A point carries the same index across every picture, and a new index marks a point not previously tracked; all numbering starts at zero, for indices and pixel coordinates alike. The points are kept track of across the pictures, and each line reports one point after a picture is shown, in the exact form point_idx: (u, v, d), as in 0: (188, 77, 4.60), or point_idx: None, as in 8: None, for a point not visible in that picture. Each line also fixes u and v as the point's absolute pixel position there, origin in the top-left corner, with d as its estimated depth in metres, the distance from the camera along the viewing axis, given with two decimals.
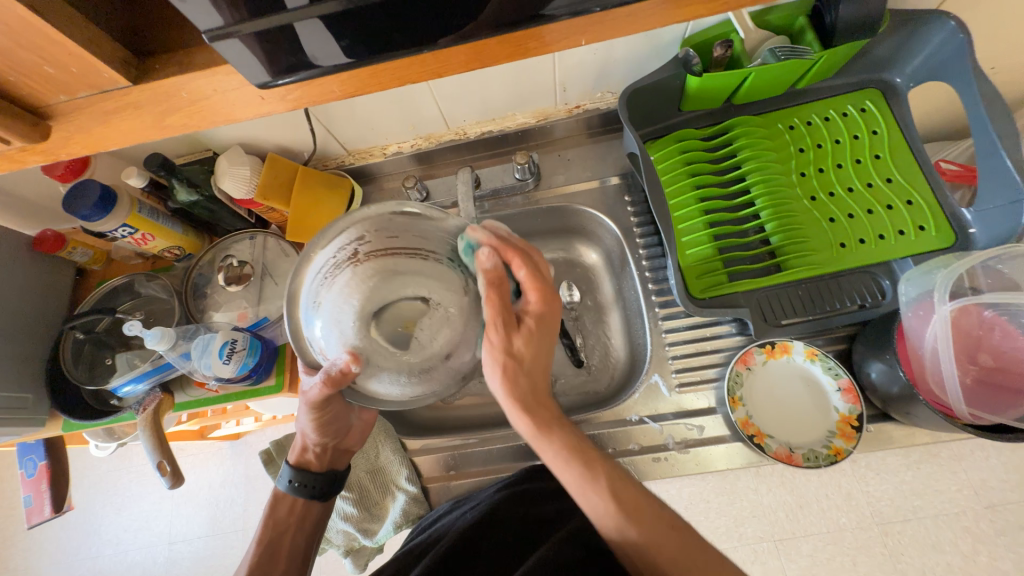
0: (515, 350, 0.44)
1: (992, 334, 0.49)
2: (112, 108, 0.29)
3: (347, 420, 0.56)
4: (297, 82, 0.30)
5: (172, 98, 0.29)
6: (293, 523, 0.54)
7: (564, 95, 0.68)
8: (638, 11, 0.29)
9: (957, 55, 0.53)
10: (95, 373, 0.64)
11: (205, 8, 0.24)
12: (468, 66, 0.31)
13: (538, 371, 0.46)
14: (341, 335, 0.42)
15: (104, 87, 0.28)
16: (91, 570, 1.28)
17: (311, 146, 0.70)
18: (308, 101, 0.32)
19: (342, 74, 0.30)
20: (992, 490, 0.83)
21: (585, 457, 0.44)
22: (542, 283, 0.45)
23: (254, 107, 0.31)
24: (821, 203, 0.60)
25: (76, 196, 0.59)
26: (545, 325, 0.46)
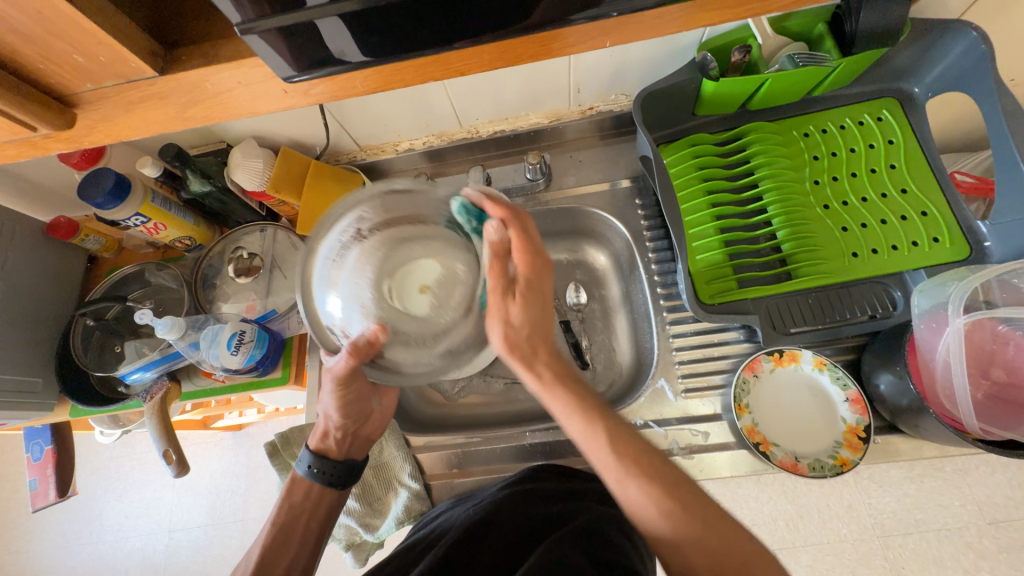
0: (512, 317, 0.46)
1: (1006, 348, 0.48)
2: (136, 98, 0.29)
3: (368, 405, 0.57)
4: (319, 77, 0.30)
5: (196, 89, 0.29)
6: (307, 508, 0.54)
7: (577, 96, 0.68)
8: (662, 18, 0.29)
9: (978, 67, 0.53)
10: (103, 360, 0.65)
11: (235, 1, 0.24)
12: (489, 66, 0.31)
13: (538, 328, 0.47)
14: (363, 307, 0.44)
15: (129, 77, 0.28)
16: (91, 555, 1.29)
17: (324, 141, 0.70)
18: (330, 96, 0.32)
19: (365, 69, 0.30)
20: (998, 507, 0.82)
21: (580, 406, 0.45)
22: (534, 245, 0.47)
23: (276, 100, 0.31)
24: (833, 211, 0.59)
25: (91, 184, 0.59)
26: (540, 286, 0.47)
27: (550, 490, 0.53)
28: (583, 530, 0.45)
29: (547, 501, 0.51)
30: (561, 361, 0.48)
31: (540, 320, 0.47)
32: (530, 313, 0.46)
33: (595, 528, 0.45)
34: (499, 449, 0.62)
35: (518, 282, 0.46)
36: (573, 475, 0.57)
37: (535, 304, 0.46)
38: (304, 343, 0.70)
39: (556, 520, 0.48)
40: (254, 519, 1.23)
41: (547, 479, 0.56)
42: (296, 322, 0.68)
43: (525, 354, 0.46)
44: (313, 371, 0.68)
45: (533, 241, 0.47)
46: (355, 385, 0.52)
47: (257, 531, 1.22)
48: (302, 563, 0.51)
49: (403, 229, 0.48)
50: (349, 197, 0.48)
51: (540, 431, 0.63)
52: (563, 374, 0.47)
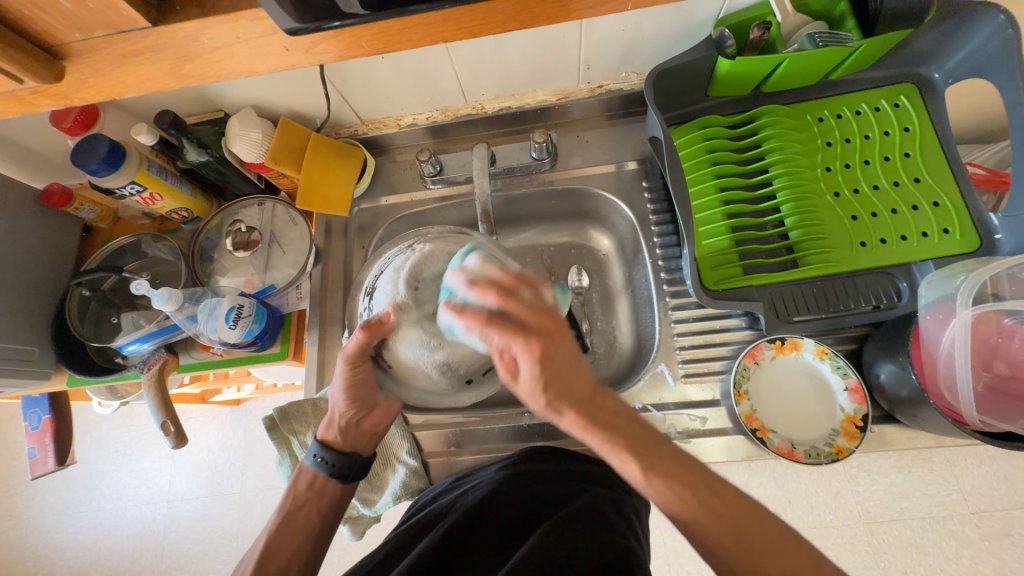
0: (528, 398, 0.40)
1: (1011, 342, 0.48)
2: (128, 50, 0.28)
3: (374, 398, 0.54)
4: (323, 32, 0.28)
5: (191, 43, 0.28)
6: (310, 498, 0.54)
7: (587, 73, 0.65)
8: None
9: (1001, 52, 0.51)
10: (100, 330, 0.64)
11: None
12: (504, 27, 0.30)
13: (565, 389, 0.39)
14: (390, 290, 0.47)
15: (120, 27, 0.27)
16: (91, 523, 1.31)
17: (324, 112, 0.68)
18: (333, 56, 0.30)
19: (369, 26, 0.29)
20: (982, 497, 0.84)
21: (615, 446, 0.40)
22: (533, 331, 0.38)
23: (276, 59, 0.30)
24: (844, 199, 0.58)
25: (84, 149, 0.58)
26: (555, 354, 0.39)
27: (549, 470, 0.53)
28: (580, 513, 0.45)
29: (544, 484, 0.51)
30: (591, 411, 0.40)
31: (573, 383, 0.40)
32: (548, 388, 0.39)
33: (592, 513, 0.46)
34: (498, 429, 0.62)
35: (525, 374, 0.38)
36: (571, 455, 0.57)
37: (552, 382, 0.39)
38: (303, 320, 0.70)
39: (554, 503, 0.49)
40: (252, 491, 1.25)
41: (548, 459, 0.56)
42: (295, 299, 0.68)
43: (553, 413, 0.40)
44: (312, 348, 0.68)
45: (525, 322, 0.38)
46: (368, 367, 0.50)
47: (255, 504, 1.24)
48: (300, 557, 0.52)
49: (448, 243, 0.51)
50: (425, 229, 0.56)
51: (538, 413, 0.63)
52: (591, 420, 0.40)
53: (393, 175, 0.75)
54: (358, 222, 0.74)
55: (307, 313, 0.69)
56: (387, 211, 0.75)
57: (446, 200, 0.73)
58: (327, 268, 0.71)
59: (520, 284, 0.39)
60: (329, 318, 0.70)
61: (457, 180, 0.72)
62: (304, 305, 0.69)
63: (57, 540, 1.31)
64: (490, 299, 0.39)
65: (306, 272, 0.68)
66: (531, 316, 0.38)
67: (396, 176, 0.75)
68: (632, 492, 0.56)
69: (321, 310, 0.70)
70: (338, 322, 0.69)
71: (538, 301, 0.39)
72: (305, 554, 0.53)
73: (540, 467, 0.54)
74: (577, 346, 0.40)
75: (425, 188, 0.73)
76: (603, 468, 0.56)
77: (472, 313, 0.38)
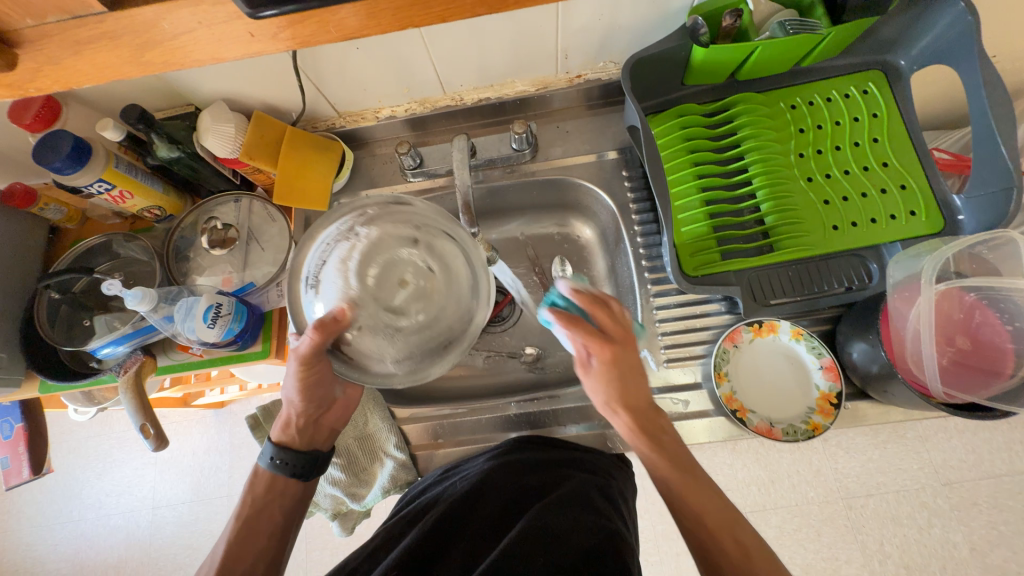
0: (594, 392, 0.46)
1: (972, 317, 0.51)
2: (85, 38, 0.27)
3: (332, 393, 0.54)
4: (288, 13, 0.27)
5: (152, 29, 0.27)
6: (267, 497, 0.52)
7: (565, 63, 0.66)
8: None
9: (962, 38, 0.53)
10: (72, 334, 0.62)
11: None
12: (474, 12, 0.29)
13: (628, 400, 0.46)
14: (341, 284, 0.43)
15: (74, 12, 0.26)
16: (73, 534, 1.27)
17: (300, 106, 0.67)
18: (302, 43, 0.30)
19: (335, 10, 0.28)
20: (952, 469, 0.88)
21: (662, 465, 0.45)
22: (614, 342, 0.44)
23: (243, 45, 0.29)
24: (817, 184, 0.60)
25: (47, 147, 0.55)
26: (621, 371, 0.45)
27: (533, 460, 0.54)
28: (565, 500, 0.46)
29: (529, 472, 0.52)
30: (648, 435, 0.46)
31: (635, 393, 0.46)
32: (612, 392, 0.45)
33: (577, 498, 0.47)
34: (485, 419, 0.63)
35: (594, 372, 0.45)
36: (555, 444, 0.58)
37: (614, 384, 0.45)
38: (285, 317, 0.68)
39: (540, 490, 0.49)
40: (240, 494, 1.23)
41: (532, 449, 0.56)
42: (275, 296, 0.66)
43: (612, 410, 0.47)
44: None
45: (613, 333, 0.44)
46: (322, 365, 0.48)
47: None
48: (266, 557, 0.50)
49: (393, 224, 0.46)
50: (359, 200, 0.48)
51: (525, 402, 0.64)
52: (642, 429, 0.46)
53: (373, 168, 0.74)
54: None
55: (289, 311, 0.68)
56: None
57: (427, 193, 0.73)
58: None
59: (612, 301, 0.46)
60: None
61: (437, 173, 0.71)
62: (285, 303, 0.67)
63: (37, 553, 1.27)
64: (592, 305, 0.45)
65: (287, 269, 0.67)
66: (619, 329, 0.45)
67: (376, 170, 0.74)
68: (619, 476, 0.56)
69: None
70: None
71: (621, 321, 0.46)
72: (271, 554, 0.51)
73: (526, 458, 0.54)
74: (636, 356, 0.46)
75: (406, 181, 0.73)
76: (587, 454, 0.57)
77: (566, 320, 0.44)
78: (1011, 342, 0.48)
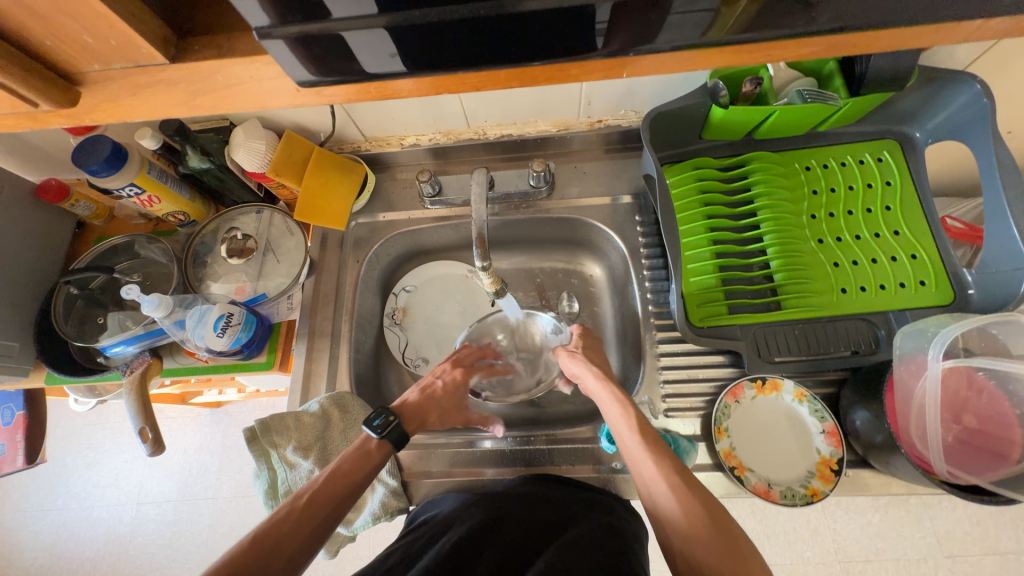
0: (571, 360, 0.60)
1: (980, 397, 0.50)
2: (144, 83, 0.29)
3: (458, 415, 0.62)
4: (328, 83, 0.28)
5: (207, 80, 0.28)
6: (346, 490, 0.48)
7: (587, 108, 0.68)
8: (682, 56, 0.28)
9: (978, 119, 0.54)
10: (84, 330, 0.64)
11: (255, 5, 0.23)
12: (506, 86, 0.30)
13: (595, 357, 0.61)
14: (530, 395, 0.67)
15: (138, 61, 0.28)
16: (55, 523, 1.26)
17: (329, 129, 0.69)
18: (343, 99, 0.30)
19: (371, 82, 0.29)
20: (955, 541, 0.85)
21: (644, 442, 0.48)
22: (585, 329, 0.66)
23: (289, 98, 0.29)
24: (827, 246, 0.60)
25: (86, 151, 0.58)
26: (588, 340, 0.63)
27: (554, 496, 0.54)
28: (578, 541, 0.46)
29: (543, 509, 0.53)
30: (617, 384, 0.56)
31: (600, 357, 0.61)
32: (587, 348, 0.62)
33: (593, 539, 0.47)
34: (479, 452, 0.63)
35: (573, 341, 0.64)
36: (565, 481, 0.57)
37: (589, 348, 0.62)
38: (292, 329, 0.70)
39: (555, 530, 0.50)
40: (226, 497, 1.23)
41: (549, 486, 0.56)
42: (285, 308, 0.68)
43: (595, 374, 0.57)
44: (299, 358, 0.68)
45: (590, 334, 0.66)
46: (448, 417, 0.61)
47: (228, 509, 1.21)
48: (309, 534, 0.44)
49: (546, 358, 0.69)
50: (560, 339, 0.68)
51: (521, 437, 0.64)
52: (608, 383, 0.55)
53: (392, 192, 0.77)
54: (354, 235, 0.75)
55: (297, 323, 0.69)
56: (385, 226, 0.75)
57: (443, 220, 0.74)
58: (320, 279, 0.72)
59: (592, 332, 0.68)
60: (318, 330, 0.70)
61: (455, 203, 0.74)
62: (293, 315, 0.69)
63: (16, 539, 1.26)
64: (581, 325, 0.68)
65: (299, 282, 0.68)
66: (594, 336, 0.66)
67: (395, 194, 0.77)
68: (631, 519, 0.54)
69: (311, 321, 0.70)
70: (328, 335, 0.70)
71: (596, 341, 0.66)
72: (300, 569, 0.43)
73: (538, 495, 0.54)
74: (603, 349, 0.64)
75: (423, 207, 0.75)
76: (602, 496, 0.56)
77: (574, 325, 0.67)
78: (1018, 427, 0.48)
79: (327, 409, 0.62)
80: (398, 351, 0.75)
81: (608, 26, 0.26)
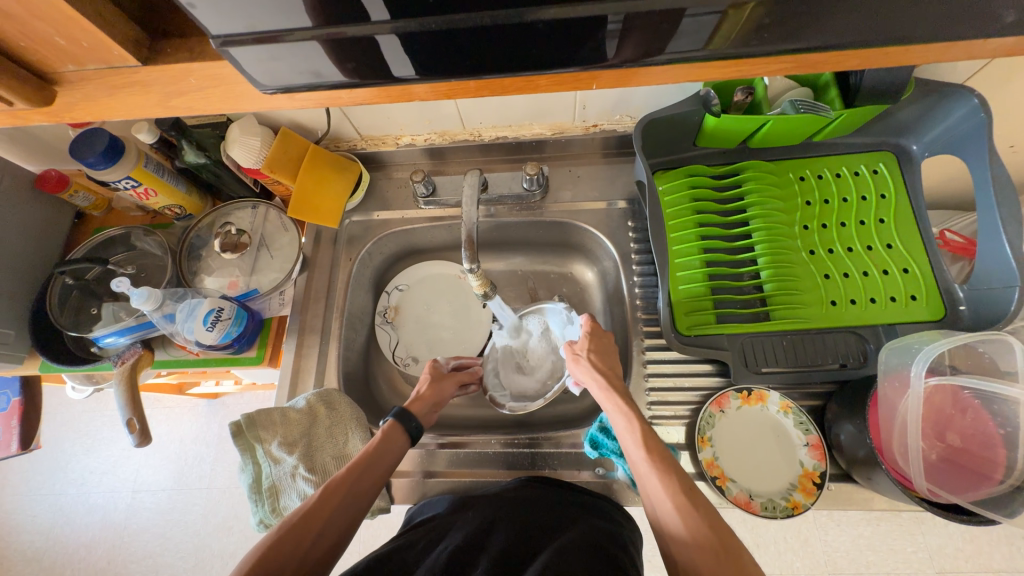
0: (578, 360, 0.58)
1: (964, 415, 0.50)
2: (119, 84, 0.29)
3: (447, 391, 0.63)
4: (302, 89, 0.29)
5: (180, 82, 0.29)
6: (365, 464, 0.50)
7: (582, 112, 0.68)
8: (655, 69, 0.28)
9: (974, 134, 0.53)
10: (79, 320, 0.64)
11: (221, 14, 0.24)
12: (478, 94, 0.31)
13: (603, 357, 0.57)
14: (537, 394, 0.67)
15: (111, 63, 0.28)
16: (52, 507, 1.28)
17: (325, 126, 0.70)
18: (315, 103, 0.31)
19: (343, 89, 0.30)
20: (947, 556, 0.84)
21: (648, 454, 0.46)
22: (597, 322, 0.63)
23: (260, 102, 0.30)
24: (818, 258, 0.60)
25: (83, 143, 0.58)
26: (599, 337, 0.60)
27: (547, 498, 0.54)
28: (575, 543, 0.45)
29: (535, 511, 0.52)
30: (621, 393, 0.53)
31: (610, 358, 0.58)
32: (595, 347, 0.59)
33: (589, 540, 0.46)
34: (464, 454, 0.64)
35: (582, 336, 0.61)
36: (559, 483, 0.57)
37: (598, 347, 0.59)
38: (284, 326, 0.69)
39: (550, 531, 0.49)
40: (220, 488, 1.24)
41: (545, 488, 0.56)
42: (276, 305, 0.69)
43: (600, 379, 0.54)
44: (289, 354, 0.68)
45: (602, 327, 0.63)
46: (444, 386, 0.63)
47: (223, 500, 1.23)
48: (337, 523, 0.45)
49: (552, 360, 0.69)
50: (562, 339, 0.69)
51: (507, 441, 0.64)
52: (613, 390, 0.53)
53: (387, 191, 0.77)
54: (348, 233, 0.76)
55: (289, 320, 0.69)
56: (379, 225, 0.76)
57: (437, 221, 0.75)
58: (312, 275, 0.73)
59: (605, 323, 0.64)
60: (309, 327, 0.70)
61: (449, 203, 0.74)
62: (286, 311, 0.69)
63: (13, 522, 1.28)
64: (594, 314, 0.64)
65: (292, 278, 0.69)
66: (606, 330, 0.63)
67: (390, 193, 0.77)
68: (626, 524, 0.54)
69: (301, 318, 0.70)
70: (319, 332, 0.70)
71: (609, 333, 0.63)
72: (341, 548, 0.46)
73: (530, 497, 0.54)
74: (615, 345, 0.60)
75: (417, 207, 0.75)
76: (598, 500, 0.56)
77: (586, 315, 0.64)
78: (1003, 447, 0.47)
79: (314, 405, 0.62)
80: (389, 349, 0.76)
81: (619, 29, 0.25)
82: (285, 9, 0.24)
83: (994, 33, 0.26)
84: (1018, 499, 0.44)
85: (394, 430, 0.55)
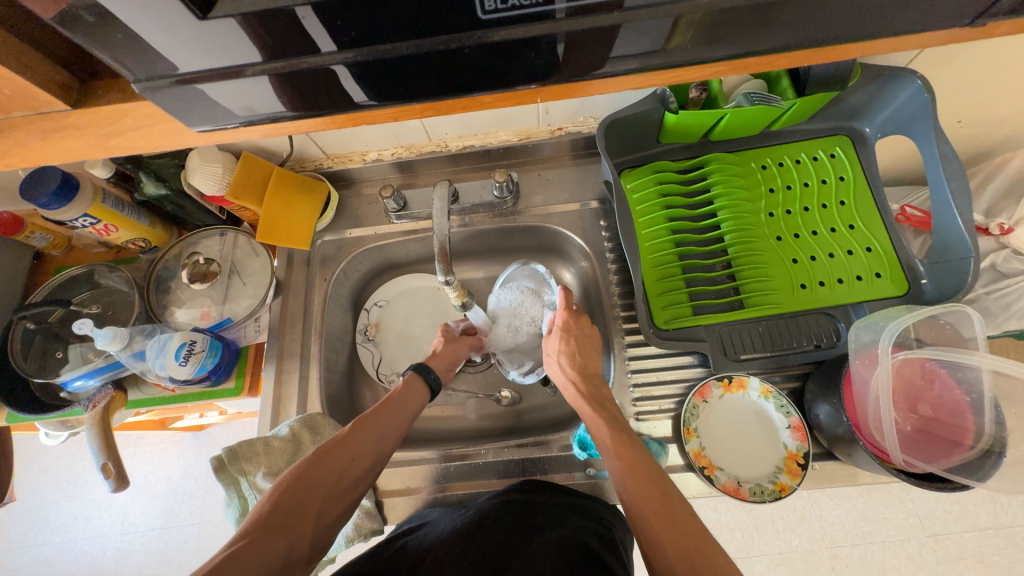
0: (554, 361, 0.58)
1: (933, 386, 0.51)
2: (51, 128, 0.29)
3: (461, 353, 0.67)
4: (245, 122, 0.29)
5: (116, 123, 0.29)
6: (386, 407, 0.53)
7: (547, 117, 0.68)
8: (598, 81, 0.29)
9: (920, 114, 0.55)
10: (45, 366, 0.62)
11: (149, 57, 0.23)
12: (425, 115, 0.31)
13: (576, 359, 0.57)
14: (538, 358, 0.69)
15: (40, 108, 0.28)
16: (36, 559, 1.23)
17: (288, 147, 0.69)
18: (262, 134, 0.30)
19: (292, 119, 0.29)
20: (936, 520, 0.87)
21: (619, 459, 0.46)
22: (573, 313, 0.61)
23: (202, 137, 0.30)
24: (785, 243, 0.61)
25: (34, 183, 0.56)
26: (575, 330, 0.59)
27: (538, 501, 0.54)
28: (561, 544, 0.46)
29: (525, 514, 0.52)
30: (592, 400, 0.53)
31: (583, 357, 0.57)
32: (570, 346, 0.58)
33: (575, 541, 0.46)
34: (454, 467, 0.63)
35: (557, 332, 0.60)
36: (551, 487, 0.57)
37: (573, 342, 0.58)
38: (261, 353, 0.68)
39: (538, 529, 0.49)
40: (213, 522, 1.20)
41: (533, 492, 0.56)
42: (253, 331, 0.68)
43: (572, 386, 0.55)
44: (268, 381, 0.67)
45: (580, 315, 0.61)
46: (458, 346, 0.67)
47: (216, 535, 1.19)
48: (361, 465, 0.49)
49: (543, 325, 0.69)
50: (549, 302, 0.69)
51: (497, 450, 0.64)
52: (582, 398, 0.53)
53: (359, 208, 0.76)
54: (322, 253, 0.75)
55: (266, 346, 0.68)
56: (352, 243, 0.75)
57: (411, 234, 0.75)
58: (287, 299, 0.71)
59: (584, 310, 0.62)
60: (287, 351, 0.69)
61: (421, 216, 0.74)
62: (262, 338, 0.68)
63: None
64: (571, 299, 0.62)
65: (266, 303, 0.67)
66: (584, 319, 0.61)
67: (361, 209, 0.76)
68: (615, 523, 0.55)
69: (279, 343, 0.69)
70: (298, 355, 0.69)
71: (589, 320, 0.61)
72: (370, 477, 0.50)
73: (519, 500, 0.54)
74: (593, 337, 0.59)
75: (390, 222, 0.75)
76: (590, 501, 0.56)
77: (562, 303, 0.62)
78: (970, 414, 0.49)
79: (298, 431, 0.61)
80: (372, 367, 0.75)
81: (560, 48, 0.25)
82: (215, 47, 0.23)
83: (911, 31, 0.27)
84: (989, 462, 0.46)
85: (416, 381, 0.58)
